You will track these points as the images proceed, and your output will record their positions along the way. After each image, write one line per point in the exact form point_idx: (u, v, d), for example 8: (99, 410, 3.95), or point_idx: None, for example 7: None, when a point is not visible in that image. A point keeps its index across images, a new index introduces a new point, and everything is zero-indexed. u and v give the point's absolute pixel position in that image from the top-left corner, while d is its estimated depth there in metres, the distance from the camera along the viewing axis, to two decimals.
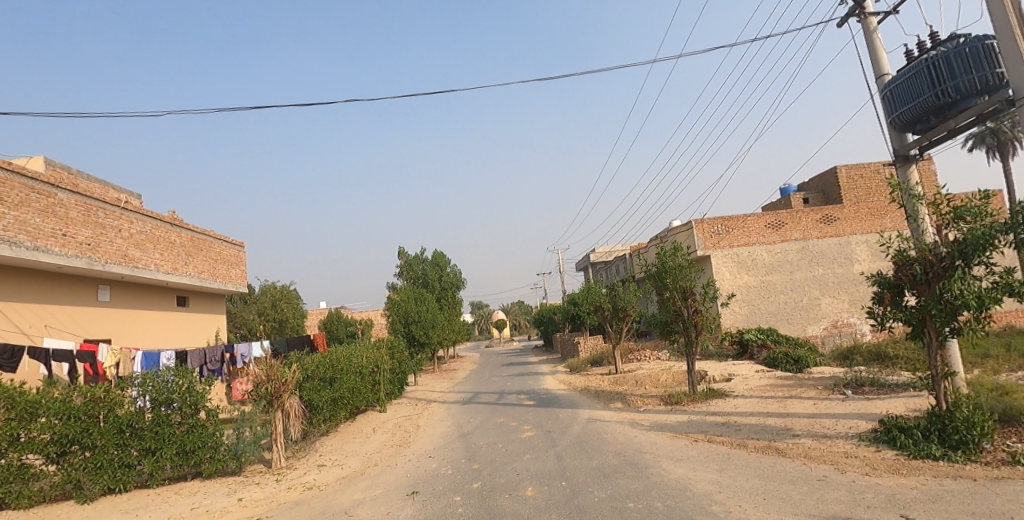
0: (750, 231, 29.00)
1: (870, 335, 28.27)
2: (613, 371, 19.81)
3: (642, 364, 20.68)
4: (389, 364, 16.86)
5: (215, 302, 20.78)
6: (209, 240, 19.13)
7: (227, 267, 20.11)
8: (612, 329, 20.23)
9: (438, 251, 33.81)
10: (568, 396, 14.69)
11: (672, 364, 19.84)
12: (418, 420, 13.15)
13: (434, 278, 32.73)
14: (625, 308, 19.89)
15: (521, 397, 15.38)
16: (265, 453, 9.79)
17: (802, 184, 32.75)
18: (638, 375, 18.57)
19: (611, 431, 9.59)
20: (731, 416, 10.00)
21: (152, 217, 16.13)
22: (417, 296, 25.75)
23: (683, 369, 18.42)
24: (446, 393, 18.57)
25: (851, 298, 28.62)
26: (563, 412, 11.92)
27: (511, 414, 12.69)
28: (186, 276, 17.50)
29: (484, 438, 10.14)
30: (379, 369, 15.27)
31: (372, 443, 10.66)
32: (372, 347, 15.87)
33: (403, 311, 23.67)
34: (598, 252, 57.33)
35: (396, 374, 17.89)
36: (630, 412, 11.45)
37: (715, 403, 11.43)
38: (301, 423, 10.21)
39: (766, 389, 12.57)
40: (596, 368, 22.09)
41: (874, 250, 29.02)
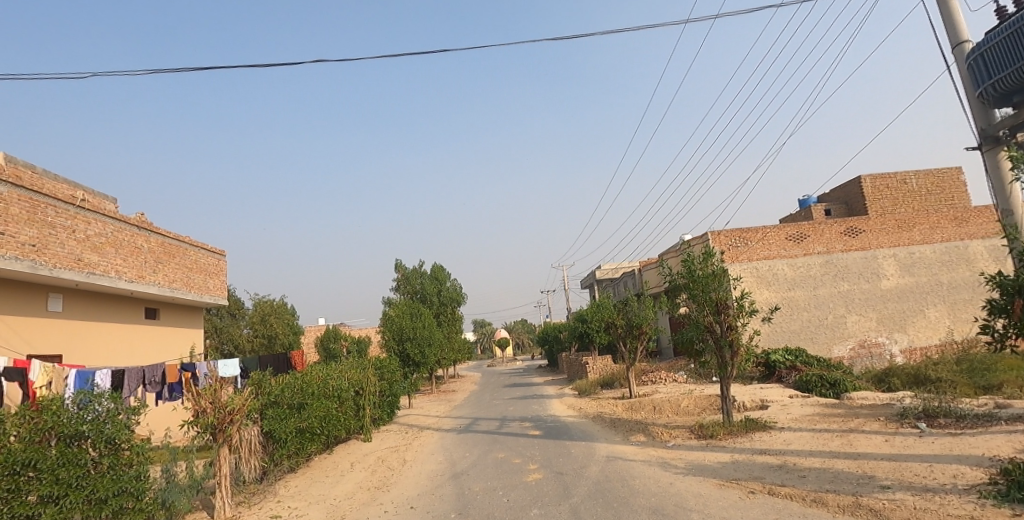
0: (771, 244, 27.23)
1: (900, 357, 26.32)
2: (627, 395, 17.90)
3: (658, 387, 18.81)
4: (376, 387, 14.96)
5: (190, 315, 19.02)
6: (183, 247, 17.52)
7: (203, 277, 18.39)
8: (626, 349, 18.29)
9: (437, 264, 32.04)
10: (579, 425, 12.80)
11: (693, 387, 17.94)
12: (404, 453, 11.28)
13: (433, 293, 30.92)
14: (640, 325, 18.01)
15: (525, 425, 13.49)
16: (207, 500, 7.90)
17: (823, 196, 31.14)
18: (656, 399, 16.66)
19: (639, 475, 7.73)
20: (784, 455, 8.13)
21: (113, 218, 14.49)
22: (413, 311, 23.93)
23: (706, 393, 16.56)
24: (443, 419, 16.66)
25: (879, 316, 26.71)
26: (576, 447, 10.04)
27: (513, 447, 10.81)
28: (154, 285, 15.79)
29: (480, 481, 8.24)
30: (363, 393, 13.36)
31: (344, 485, 8.79)
32: (357, 368, 14.00)
33: (397, 328, 21.82)
34: (605, 268, 55.59)
35: (385, 397, 15.96)
36: (656, 446, 9.58)
37: (759, 437, 9.54)
38: (255, 461, 8.36)
39: (815, 419, 10.64)
40: (607, 390, 20.16)
41: (903, 265, 27.23)
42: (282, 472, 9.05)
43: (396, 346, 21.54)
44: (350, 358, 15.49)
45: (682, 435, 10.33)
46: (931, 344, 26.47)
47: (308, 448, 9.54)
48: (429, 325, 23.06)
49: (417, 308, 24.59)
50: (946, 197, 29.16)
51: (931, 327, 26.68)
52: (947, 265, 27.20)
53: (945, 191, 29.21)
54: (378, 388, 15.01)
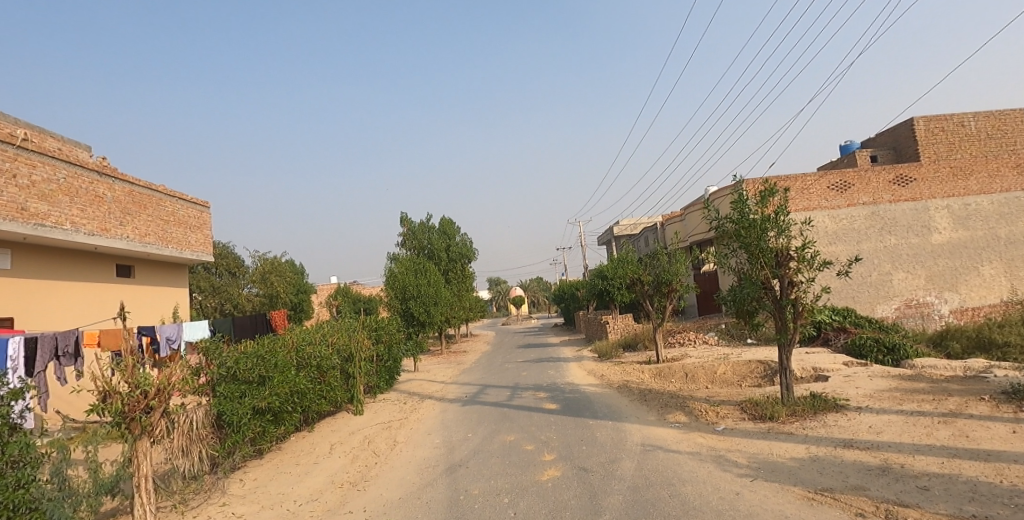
0: (811, 194, 24.65)
1: (949, 317, 24.05)
2: (653, 359, 16.08)
3: (688, 350, 16.94)
4: (371, 351, 13.25)
5: (173, 273, 17.39)
6: (156, 197, 15.62)
7: (182, 231, 16.58)
8: (653, 308, 16.32)
9: (445, 218, 29.95)
10: (603, 398, 10.95)
11: (727, 352, 16.01)
12: (396, 432, 9.55)
13: (441, 248, 29.02)
14: (670, 282, 15.92)
15: (539, 397, 11.68)
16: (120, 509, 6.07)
17: (868, 141, 28.16)
18: (686, 366, 14.74)
19: (688, 474, 5.88)
20: (879, 451, 6.17)
21: (66, 161, 12.53)
22: (417, 268, 22.07)
23: (745, 359, 14.62)
24: (449, 386, 14.95)
25: (929, 273, 24.27)
26: (600, 430, 8.13)
27: (524, 426, 8.99)
28: (121, 239, 13.94)
29: (480, 481, 6.41)
30: (352, 359, 11.65)
31: (314, 478, 7.05)
32: (345, 330, 12.24)
33: (400, 286, 19.98)
34: (623, 224, 53.14)
35: (383, 363, 14.34)
36: (702, 431, 7.65)
37: (833, 421, 7.60)
38: (187, 456, 6.60)
39: (896, 397, 8.65)
40: (629, 353, 18.37)
41: (959, 217, 24.51)
42: (239, 462, 7.43)
43: (401, 306, 19.74)
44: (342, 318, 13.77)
45: (731, 415, 8.39)
46: (985, 304, 24.10)
47: (274, 430, 7.90)
48: (436, 283, 21.23)
49: (423, 265, 22.73)
50: (1009, 141, 26.09)
51: (986, 285, 24.22)
52: (1007, 218, 24.49)
53: (1008, 134, 26.09)
54: (373, 353, 13.33)
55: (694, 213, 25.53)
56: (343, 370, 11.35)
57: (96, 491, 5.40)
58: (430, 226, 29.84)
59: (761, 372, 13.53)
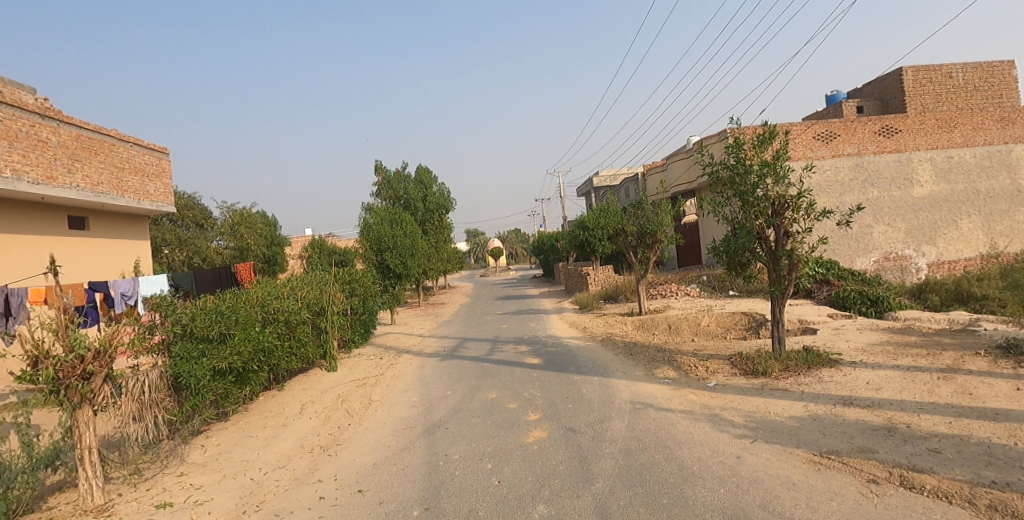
0: (797, 144, 24.20)
1: (924, 270, 24.34)
2: (636, 311, 15.83)
3: (670, 302, 16.73)
4: (343, 305, 12.61)
5: (131, 224, 16.28)
6: (108, 142, 14.30)
7: (139, 180, 15.37)
8: (637, 259, 15.93)
9: (422, 167, 28.82)
10: (587, 351, 10.60)
11: (711, 305, 15.82)
12: (371, 390, 9.08)
13: (418, 199, 28.04)
14: (655, 233, 15.47)
15: (521, 351, 11.30)
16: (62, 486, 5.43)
17: (855, 91, 27.60)
18: (670, 318, 14.51)
19: (684, 435, 5.52)
20: (881, 409, 5.90)
21: (3, 102, 11.12)
22: (393, 218, 21.21)
23: (730, 312, 14.44)
24: (428, 340, 14.50)
25: (908, 227, 24.33)
26: (587, 387, 7.75)
27: (507, 383, 8.59)
28: (70, 189, 12.76)
29: (461, 444, 5.97)
30: (322, 313, 11.03)
31: (284, 443, 6.56)
32: (315, 283, 11.55)
33: (375, 237, 19.16)
34: (604, 175, 52.39)
35: (358, 317, 13.77)
36: (694, 388, 7.32)
37: (828, 376, 7.34)
38: (138, 424, 5.94)
39: (888, 351, 8.45)
40: (611, 305, 18.13)
41: (940, 170, 24.41)
42: (200, 426, 6.89)
43: (376, 259, 19.00)
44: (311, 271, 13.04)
45: (722, 371, 8.09)
46: (959, 258, 24.39)
47: (239, 391, 7.36)
48: (414, 235, 20.42)
49: (399, 215, 21.84)
50: (994, 93, 25.78)
51: (961, 239, 24.45)
52: (987, 171, 24.49)
53: (994, 86, 25.76)
54: (346, 307, 12.72)
55: (678, 161, 25.93)
56: (313, 325, 10.75)
57: (33, 466, 4.71)
58: (407, 175, 28.72)
59: (746, 324, 13.37)
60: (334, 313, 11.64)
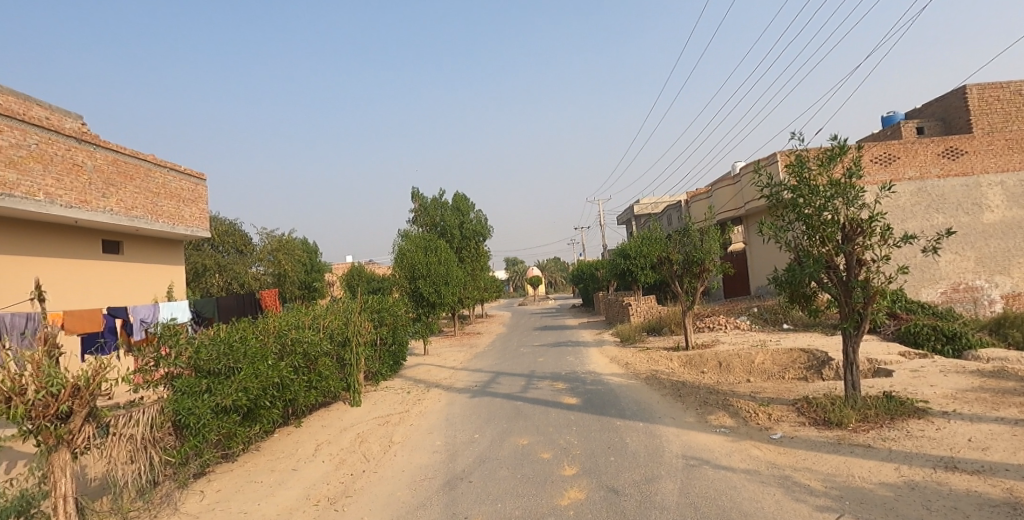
0: None
1: (1000, 303, 22.15)
2: (682, 346, 14.71)
3: (718, 336, 15.55)
4: (370, 335, 12.08)
5: (166, 249, 16.45)
6: (144, 167, 14.57)
7: (174, 204, 15.61)
8: (682, 290, 14.90)
9: (458, 194, 28.61)
10: (630, 391, 9.64)
11: (763, 340, 14.57)
12: (393, 431, 8.39)
13: (453, 226, 27.72)
14: (702, 261, 14.45)
15: (557, 388, 10.42)
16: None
17: (914, 111, 25.96)
18: (719, 354, 13.36)
19: (750, 505, 4.56)
20: (998, 478, 4.77)
21: (39, 126, 11.31)
22: (428, 246, 20.85)
23: (786, 348, 13.18)
24: (459, 373, 13.78)
25: (980, 255, 22.29)
26: (629, 435, 6.83)
27: (540, 426, 7.74)
28: (103, 213, 12.87)
29: (484, 503, 5.17)
30: (346, 344, 10.50)
31: (288, 491, 5.91)
32: (340, 312, 11.07)
33: (408, 264, 18.70)
34: (644, 203, 51.33)
35: (386, 347, 13.22)
36: (756, 440, 6.30)
37: (918, 430, 6.20)
38: (131, 466, 5.53)
39: (987, 399, 7.19)
40: (654, 338, 17.04)
41: (1015, 193, 22.40)
42: (202, 469, 6.36)
43: (409, 286, 18.47)
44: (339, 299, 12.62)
45: (787, 419, 7.02)
46: None
47: (246, 430, 6.82)
48: (447, 262, 19.92)
49: (433, 242, 21.47)
50: None
51: None
52: None
53: None
54: (373, 337, 12.16)
55: (723, 188, 25.34)
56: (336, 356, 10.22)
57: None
58: (443, 202, 28.52)
59: (806, 362, 12.12)
60: (359, 343, 11.11)
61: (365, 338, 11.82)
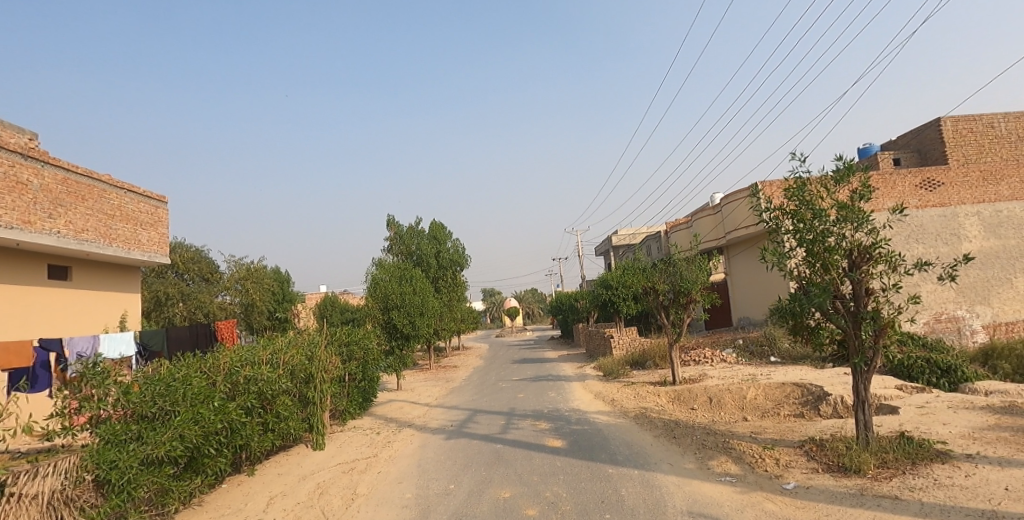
0: None
1: (981, 334, 22.13)
2: (669, 380, 14.04)
3: (706, 370, 14.95)
4: (337, 370, 11.12)
5: (121, 277, 15.37)
6: (99, 187, 13.62)
7: (131, 228, 14.65)
8: (669, 321, 14.33)
9: (437, 222, 27.91)
10: (620, 432, 8.87)
11: (753, 373, 14.00)
12: (358, 480, 7.46)
13: (430, 254, 26.94)
14: (689, 291, 13.93)
15: (540, 428, 9.61)
16: None
17: (889, 144, 26.38)
18: (709, 388, 12.74)
19: None
20: None
21: None
22: (403, 275, 20.00)
23: (778, 382, 12.61)
24: (434, 410, 12.82)
25: (959, 286, 22.35)
26: (625, 485, 6.07)
27: (524, 474, 6.92)
28: (50, 235, 11.85)
29: None
30: (308, 380, 9.53)
31: None
32: (304, 346, 10.15)
33: (382, 293, 17.79)
34: (623, 234, 51.35)
35: (355, 383, 12.26)
36: (767, 491, 5.60)
37: (947, 478, 5.57)
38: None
39: (1009, 440, 6.63)
40: (639, 372, 16.36)
41: (990, 225, 22.68)
42: None
43: (381, 317, 17.47)
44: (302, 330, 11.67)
45: (798, 465, 6.35)
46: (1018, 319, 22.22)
47: (184, 484, 5.84)
48: (423, 292, 19.06)
49: (410, 272, 20.62)
50: None
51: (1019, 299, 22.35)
52: None
53: None
54: (339, 372, 11.20)
55: (703, 218, 25.78)
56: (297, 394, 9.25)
57: None
58: (420, 230, 27.75)
59: (800, 398, 11.55)
60: (324, 379, 10.14)
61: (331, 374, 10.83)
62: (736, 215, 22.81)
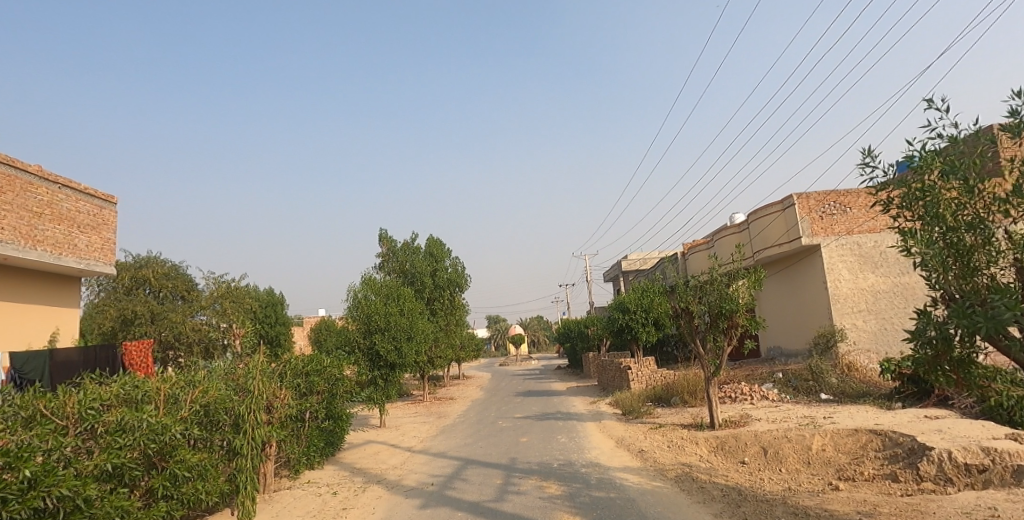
0: (877, 213, 19.11)
1: None
2: (706, 423, 11.43)
3: (748, 410, 12.36)
4: (285, 407, 8.59)
5: (52, 288, 13.07)
6: (21, 178, 11.44)
7: (63, 229, 12.48)
8: (705, 350, 11.75)
9: (434, 237, 25.59)
10: (663, 506, 6.25)
11: (810, 415, 11.37)
12: None
13: (425, 273, 24.52)
14: (731, 313, 11.35)
15: (549, 494, 7.04)
16: None
17: None
18: (760, 435, 10.12)
19: None
20: None
21: None
22: (392, 293, 17.61)
23: (851, 430, 9.98)
24: (414, 459, 10.23)
25: None
26: None
27: None
28: None
29: None
30: (229, 426, 6.97)
31: None
32: (237, 378, 7.74)
33: (363, 315, 15.28)
34: (632, 258, 48.96)
35: (314, 422, 9.73)
36: None
37: None
38: None
39: None
40: (664, 411, 13.75)
41: None
42: None
43: (363, 342, 14.91)
44: (243, 355, 9.17)
45: None
46: None
47: None
48: (412, 313, 16.58)
49: (399, 289, 18.21)
50: None
51: None
52: None
53: None
54: (289, 412, 8.66)
55: (727, 237, 23.54)
56: (206, 445, 6.70)
57: None
58: (415, 246, 25.39)
59: (886, 452, 8.93)
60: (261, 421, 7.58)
61: (269, 416, 8.27)
62: (768, 233, 20.53)
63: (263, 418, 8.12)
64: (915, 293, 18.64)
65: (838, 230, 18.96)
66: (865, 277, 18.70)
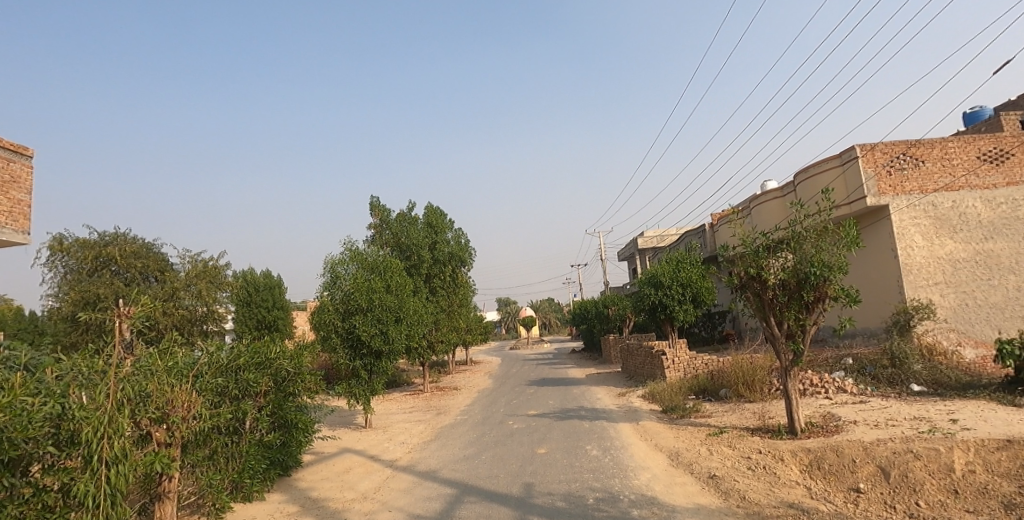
0: (957, 167, 16.04)
1: None
2: (785, 428, 8.64)
3: (833, 409, 9.61)
4: (192, 422, 5.71)
5: None
6: None
7: None
8: (783, 330, 8.91)
9: (432, 206, 22.75)
10: None
11: (924, 417, 8.52)
12: None
13: (423, 246, 21.76)
14: (819, 282, 8.45)
15: None
16: None
17: (1009, 104, 20.43)
18: (870, 448, 7.27)
19: None
20: None
21: None
22: (380, 265, 14.88)
23: (1001, 441, 7.11)
24: (394, 482, 7.52)
25: None
26: None
27: None
28: None
29: None
30: (67, 463, 4.28)
31: None
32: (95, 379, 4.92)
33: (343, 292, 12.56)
34: (649, 235, 45.98)
35: (253, 435, 6.93)
36: None
37: None
38: None
39: None
40: (717, 408, 10.98)
41: None
42: None
43: (341, 325, 12.23)
44: (138, 340, 6.17)
45: None
46: None
47: None
48: (403, 289, 13.85)
49: (388, 261, 15.48)
50: None
51: None
52: None
53: None
54: (200, 428, 5.79)
55: (768, 201, 20.61)
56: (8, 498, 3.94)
57: None
58: (411, 216, 22.56)
59: None
60: (127, 453, 4.67)
61: (156, 440, 5.39)
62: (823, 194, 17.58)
63: (136, 445, 5.22)
64: (1003, 261, 15.62)
65: (910, 188, 15.99)
66: (942, 243, 15.73)
